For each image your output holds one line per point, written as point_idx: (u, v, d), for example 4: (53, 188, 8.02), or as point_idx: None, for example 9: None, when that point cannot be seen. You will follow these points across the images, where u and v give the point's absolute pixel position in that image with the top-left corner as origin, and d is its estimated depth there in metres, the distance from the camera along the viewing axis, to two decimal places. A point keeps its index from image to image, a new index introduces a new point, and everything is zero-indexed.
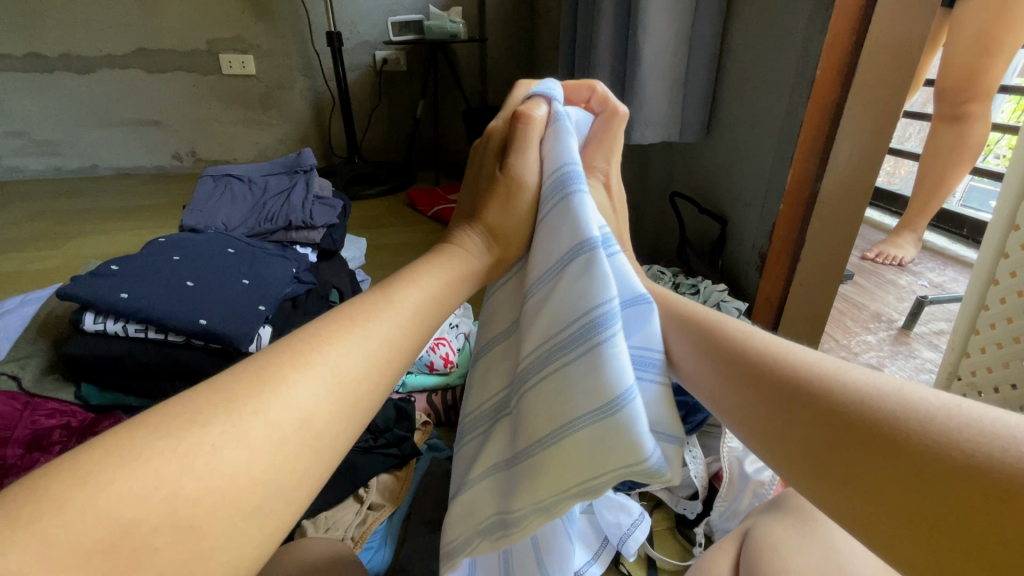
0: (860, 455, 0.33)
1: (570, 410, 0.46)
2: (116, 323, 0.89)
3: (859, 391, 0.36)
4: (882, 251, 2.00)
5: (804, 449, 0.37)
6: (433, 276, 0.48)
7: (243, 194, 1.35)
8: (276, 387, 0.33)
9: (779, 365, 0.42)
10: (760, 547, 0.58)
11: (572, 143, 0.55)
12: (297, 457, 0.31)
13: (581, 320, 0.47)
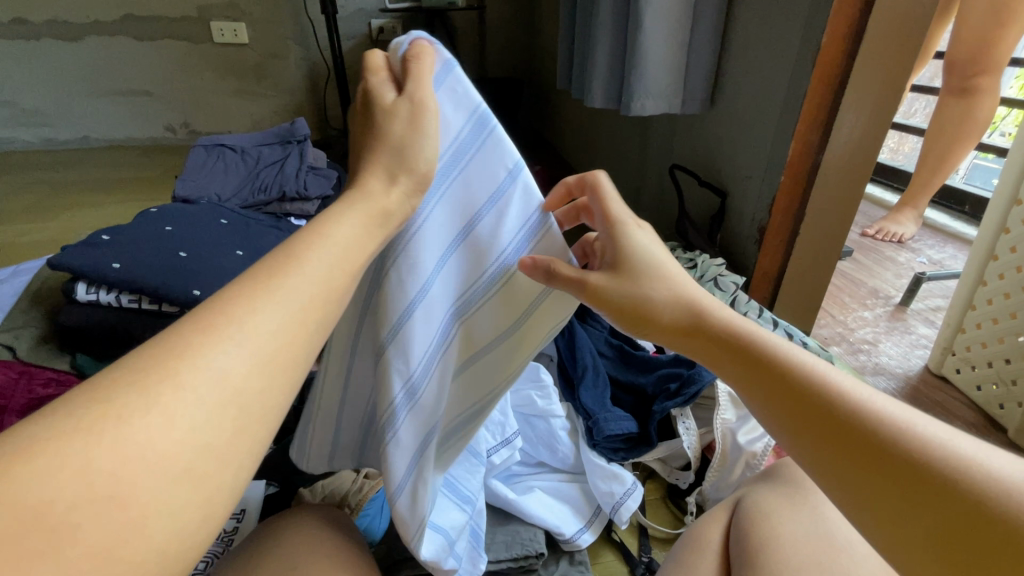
0: (907, 485, 0.35)
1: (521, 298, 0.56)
2: (109, 293, 0.89)
3: (891, 417, 0.38)
4: (883, 228, 1.96)
5: (852, 472, 0.38)
6: (343, 225, 0.41)
7: (236, 164, 1.33)
8: (184, 352, 0.30)
9: (811, 379, 0.41)
10: (750, 514, 0.59)
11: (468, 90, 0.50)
12: (221, 418, 0.30)
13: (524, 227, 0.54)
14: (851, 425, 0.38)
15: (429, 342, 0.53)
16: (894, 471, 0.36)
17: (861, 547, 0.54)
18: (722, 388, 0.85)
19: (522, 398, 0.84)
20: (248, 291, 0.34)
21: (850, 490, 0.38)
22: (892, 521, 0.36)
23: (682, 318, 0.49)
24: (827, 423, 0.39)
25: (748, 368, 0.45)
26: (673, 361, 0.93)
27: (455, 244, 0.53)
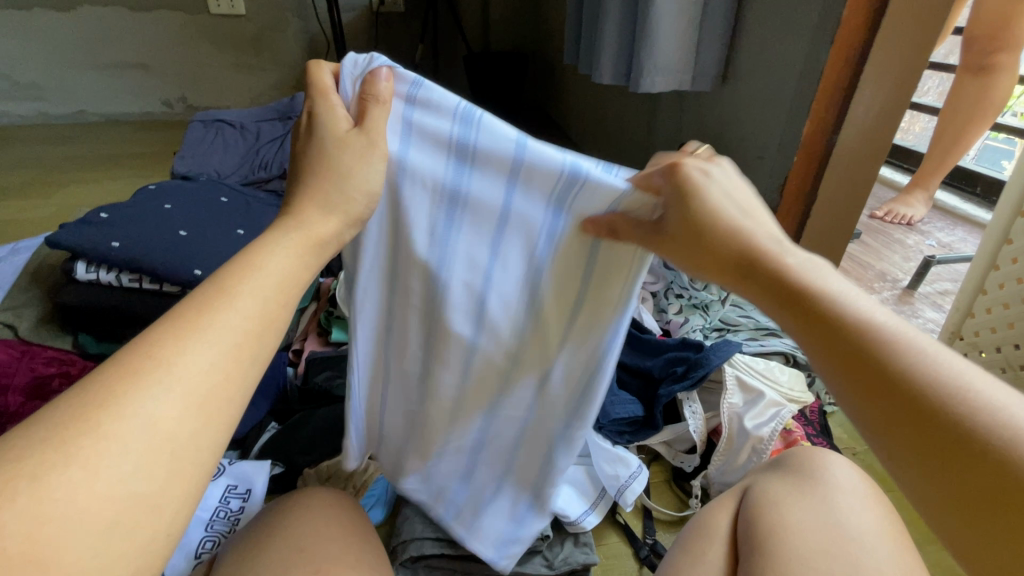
0: (940, 451, 0.33)
1: (581, 265, 0.53)
2: (109, 272, 0.87)
3: (937, 375, 0.34)
4: (890, 210, 1.95)
5: (893, 437, 0.35)
6: (273, 257, 0.39)
7: (235, 140, 1.30)
8: (109, 403, 0.30)
9: (864, 332, 0.37)
10: (757, 502, 0.59)
11: (435, 98, 0.48)
12: (154, 464, 0.30)
13: (558, 186, 0.50)
14: (891, 386, 0.35)
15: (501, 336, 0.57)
16: (934, 435, 0.33)
17: (870, 536, 0.53)
18: (729, 372, 0.84)
19: None
20: (180, 320, 0.34)
21: (876, 438, 0.36)
22: (931, 490, 0.34)
23: (733, 251, 0.43)
24: (869, 380, 0.36)
25: (795, 315, 0.40)
26: (680, 345, 0.92)
27: (504, 234, 0.53)
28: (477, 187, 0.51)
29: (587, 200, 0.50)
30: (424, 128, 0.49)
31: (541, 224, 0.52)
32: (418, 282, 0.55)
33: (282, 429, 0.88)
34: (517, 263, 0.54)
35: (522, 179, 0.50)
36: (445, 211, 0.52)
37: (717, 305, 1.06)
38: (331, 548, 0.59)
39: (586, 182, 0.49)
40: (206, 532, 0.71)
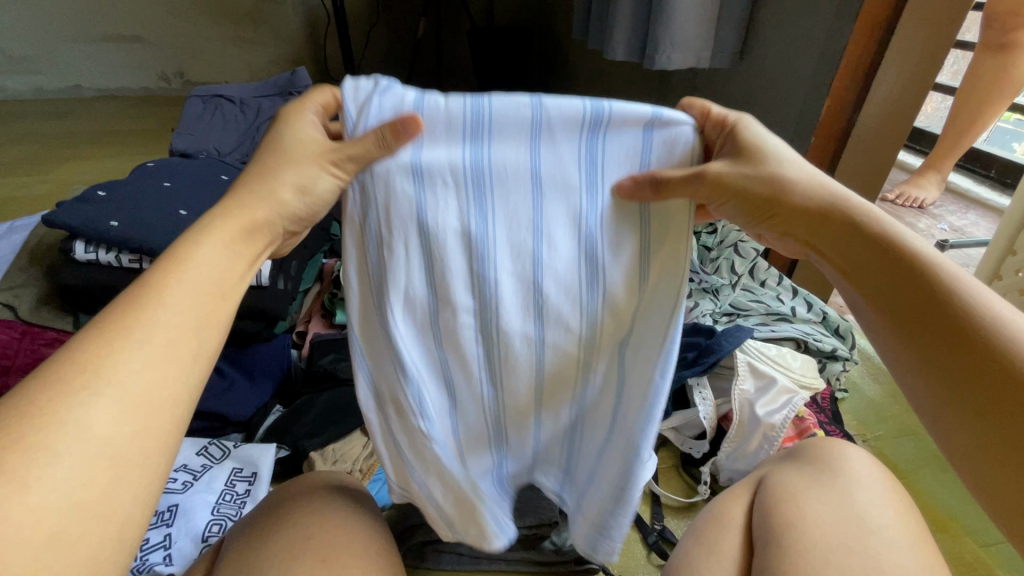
0: (961, 366, 0.40)
1: (627, 231, 0.49)
2: (108, 252, 0.85)
3: (968, 304, 0.41)
4: (904, 194, 1.89)
5: (923, 355, 0.42)
6: (196, 268, 0.41)
7: (234, 116, 1.26)
8: (44, 420, 0.32)
9: (910, 263, 0.44)
10: (775, 493, 0.58)
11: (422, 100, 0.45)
12: (92, 470, 0.33)
13: (582, 132, 0.46)
14: (933, 318, 0.42)
15: (560, 328, 0.51)
16: (963, 362, 0.40)
17: (891, 530, 0.52)
18: (741, 358, 0.83)
19: None
20: (100, 334, 0.36)
21: (908, 356, 0.43)
22: (955, 407, 0.40)
23: (809, 198, 0.48)
24: (918, 312, 0.43)
25: (860, 254, 0.46)
26: (691, 330, 0.91)
27: (542, 213, 0.48)
28: (497, 161, 0.46)
29: (618, 140, 0.47)
30: (433, 108, 0.45)
31: (574, 186, 0.48)
32: (464, 294, 0.49)
33: (287, 411, 0.88)
34: (563, 248, 0.49)
35: (546, 139, 0.46)
36: (468, 195, 0.47)
37: (727, 289, 1.05)
38: (340, 535, 0.59)
39: (613, 119, 0.46)
40: (213, 515, 0.71)
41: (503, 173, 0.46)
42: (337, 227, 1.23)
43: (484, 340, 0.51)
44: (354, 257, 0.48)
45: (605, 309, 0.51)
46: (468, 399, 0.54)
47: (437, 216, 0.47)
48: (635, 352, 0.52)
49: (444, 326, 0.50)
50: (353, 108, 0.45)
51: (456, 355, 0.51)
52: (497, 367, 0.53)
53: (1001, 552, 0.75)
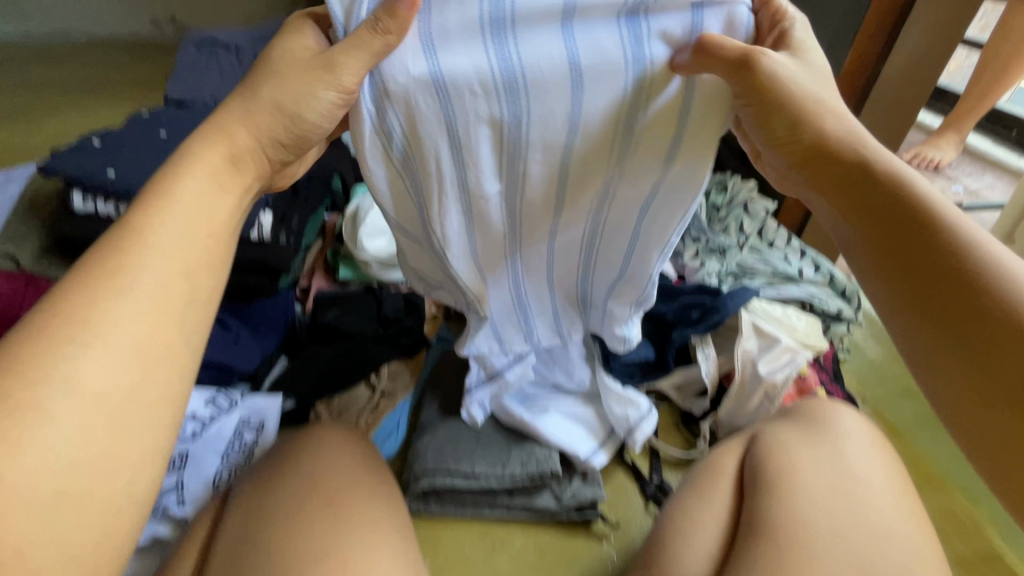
0: (946, 319, 0.47)
1: (657, 102, 0.53)
2: (107, 203, 0.84)
3: (968, 250, 0.47)
4: (919, 154, 1.84)
5: (921, 301, 0.48)
6: (190, 184, 0.48)
7: (231, 64, 1.22)
8: (78, 344, 0.40)
9: (903, 205, 0.50)
10: (768, 443, 0.59)
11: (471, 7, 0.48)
12: (118, 390, 0.41)
13: (620, 13, 0.49)
14: (941, 270, 0.48)
15: (591, 180, 0.59)
16: (969, 319, 0.46)
17: (876, 481, 0.55)
18: (745, 318, 0.83)
19: None
20: (105, 268, 0.43)
21: (906, 316, 0.49)
22: (946, 368, 0.47)
23: (824, 120, 0.53)
24: (913, 258, 0.49)
25: (862, 197, 0.51)
26: (696, 290, 0.90)
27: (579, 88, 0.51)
28: (534, 54, 0.49)
29: (663, 23, 0.50)
30: (488, 4, 0.48)
31: (613, 67, 0.51)
32: (490, 151, 0.54)
33: (292, 364, 0.88)
34: (592, 121, 0.53)
35: (579, 21, 0.49)
36: (499, 95, 0.51)
37: (735, 250, 1.03)
38: (348, 481, 0.60)
39: (655, 4, 0.49)
40: (222, 462, 0.73)
41: (541, 66, 0.50)
42: (338, 181, 1.20)
43: (509, 203, 0.59)
44: (377, 164, 0.54)
45: (633, 162, 0.57)
46: (497, 252, 0.64)
47: (460, 134, 0.52)
48: (656, 214, 0.60)
49: (475, 187, 0.56)
50: (341, 11, 0.48)
51: (481, 224, 0.60)
52: (522, 223, 0.62)
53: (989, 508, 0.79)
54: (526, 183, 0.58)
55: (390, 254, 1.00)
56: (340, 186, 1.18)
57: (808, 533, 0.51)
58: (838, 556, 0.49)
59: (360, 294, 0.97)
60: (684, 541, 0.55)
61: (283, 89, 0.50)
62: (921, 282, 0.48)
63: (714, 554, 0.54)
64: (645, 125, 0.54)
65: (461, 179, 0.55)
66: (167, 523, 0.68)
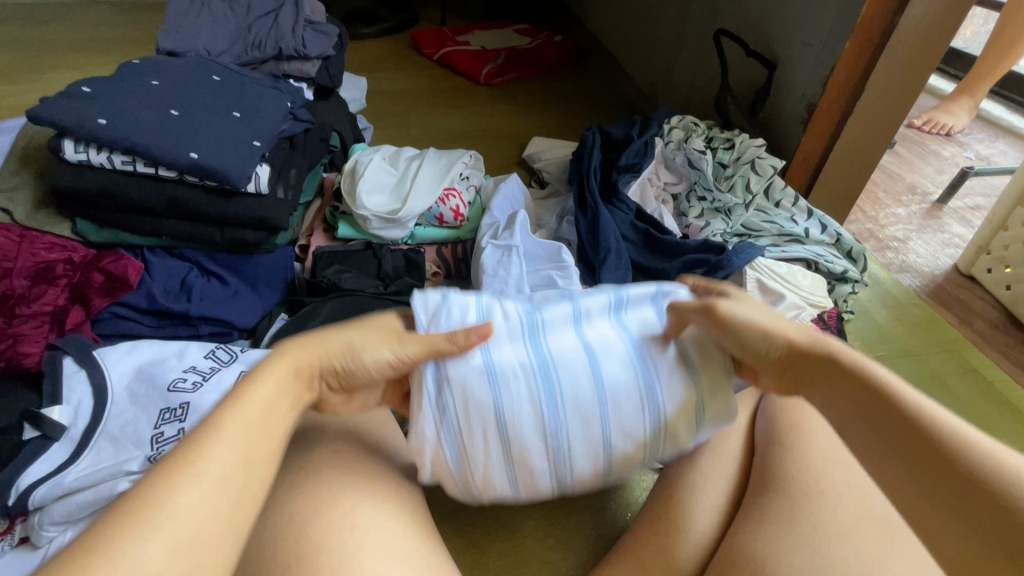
0: (957, 504, 0.40)
1: (662, 352, 0.56)
2: (99, 153, 0.82)
3: (960, 443, 0.41)
4: (931, 119, 1.82)
5: (926, 491, 0.40)
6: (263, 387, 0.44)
7: (224, 13, 1.18)
8: (145, 525, 0.35)
9: (890, 399, 0.44)
10: (779, 401, 0.65)
11: (462, 300, 0.55)
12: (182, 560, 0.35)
13: (609, 305, 0.58)
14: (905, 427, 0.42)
15: (620, 372, 0.54)
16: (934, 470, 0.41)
17: None
18: (750, 275, 0.82)
19: (541, 277, 0.83)
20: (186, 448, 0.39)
21: (889, 478, 0.42)
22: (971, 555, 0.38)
23: (780, 351, 0.51)
24: (891, 425, 0.43)
25: (833, 377, 0.47)
26: (701, 247, 0.88)
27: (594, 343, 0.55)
28: (553, 332, 0.55)
29: (640, 312, 0.58)
30: (488, 311, 0.55)
31: (611, 323, 0.57)
32: (533, 439, 0.53)
33: (292, 320, 0.87)
34: (620, 400, 0.54)
35: (586, 319, 0.57)
36: (523, 335, 0.54)
37: (740, 209, 1.00)
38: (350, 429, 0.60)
39: (630, 295, 0.59)
40: None
41: (555, 329, 0.55)
42: (335, 138, 1.17)
43: (550, 460, 0.54)
44: (424, 425, 0.52)
45: (662, 362, 0.55)
46: (542, 466, 0.54)
47: (498, 380, 0.52)
48: (688, 394, 0.55)
49: (521, 471, 0.54)
50: (425, 317, 0.53)
51: (517, 446, 0.53)
52: (560, 466, 0.54)
53: None
54: (564, 445, 0.53)
55: (389, 210, 0.98)
56: (338, 144, 1.16)
57: (815, 491, 0.56)
58: (836, 508, 0.54)
59: (361, 252, 0.97)
60: (698, 501, 0.59)
61: (360, 336, 0.50)
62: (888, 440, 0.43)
63: (722, 510, 0.59)
64: (673, 415, 0.55)
65: (506, 446, 0.53)
66: None
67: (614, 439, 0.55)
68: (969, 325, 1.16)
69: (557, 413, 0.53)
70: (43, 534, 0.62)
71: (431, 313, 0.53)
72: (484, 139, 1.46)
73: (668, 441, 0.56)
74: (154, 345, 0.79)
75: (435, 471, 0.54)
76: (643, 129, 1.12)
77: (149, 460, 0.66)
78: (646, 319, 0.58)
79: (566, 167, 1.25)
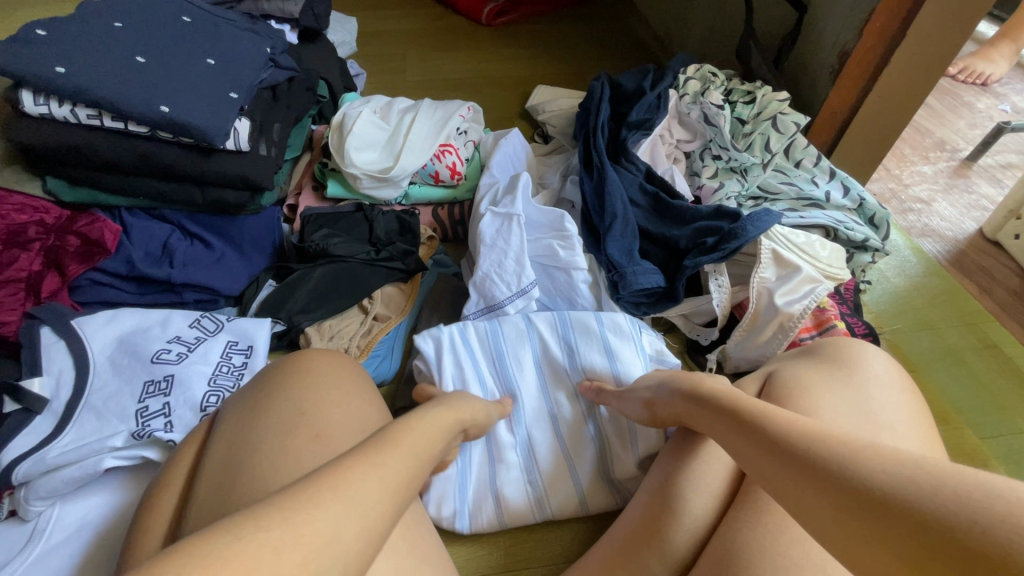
0: None
1: (598, 363, 0.71)
2: (61, 106, 0.75)
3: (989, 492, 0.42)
4: (967, 67, 1.69)
5: None
6: (420, 427, 0.51)
7: None
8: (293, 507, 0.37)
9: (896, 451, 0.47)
10: (790, 381, 0.58)
11: (458, 336, 0.69)
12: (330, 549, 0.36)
13: (556, 327, 0.72)
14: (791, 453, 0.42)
15: (564, 384, 0.70)
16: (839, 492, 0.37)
17: (902, 423, 0.54)
18: (767, 245, 0.76)
19: (540, 248, 0.79)
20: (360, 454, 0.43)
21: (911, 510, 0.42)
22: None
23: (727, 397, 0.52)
24: (784, 452, 0.42)
25: (710, 418, 0.52)
26: (713, 214, 0.82)
27: (546, 360, 0.71)
28: (510, 347, 0.71)
29: (584, 331, 0.72)
30: (469, 335, 0.70)
31: (559, 346, 0.72)
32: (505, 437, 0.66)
33: (278, 287, 0.83)
34: (569, 407, 0.69)
35: (538, 340, 0.72)
36: (491, 356, 0.70)
37: (757, 169, 0.93)
38: (335, 412, 0.57)
39: (573, 315, 0.73)
40: (210, 385, 0.70)
41: (515, 349, 0.71)
42: (323, 87, 1.09)
43: (521, 461, 0.66)
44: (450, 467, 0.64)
45: (597, 372, 0.70)
46: (518, 467, 0.66)
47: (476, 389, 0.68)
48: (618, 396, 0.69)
49: (502, 485, 0.64)
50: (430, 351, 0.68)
51: (494, 449, 0.66)
52: (531, 462, 0.66)
53: (996, 446, 0.75)
54: (531, 445, 0.67)
55: (381, 168, 0.92)
56: (326, 94, 1.08)
57: None
58: None
59: (351, 214, 0.92)
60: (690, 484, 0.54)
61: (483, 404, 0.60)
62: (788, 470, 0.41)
63: (720, 493, 0.54)
64: (614, 431, 0.67)
65: (489, 458, 0.66)
66: (155, 445, 0.64)
67: (567, 444, 0.67)
68: (989, 295, 1.11)
69: (518, 423, 0.68)
70: (31, 509, 0.60)
71: (436, 347, 0.68)
72: (484, 87, 1.37)
73: (617, 437, 0.67)
74: (137, 313, 0.76)
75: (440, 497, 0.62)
76: (657, 79, 1.02)
77: (134, 435, 0.63)
78: (588, 332, 0.72)
79: (571, 120, 1.17)
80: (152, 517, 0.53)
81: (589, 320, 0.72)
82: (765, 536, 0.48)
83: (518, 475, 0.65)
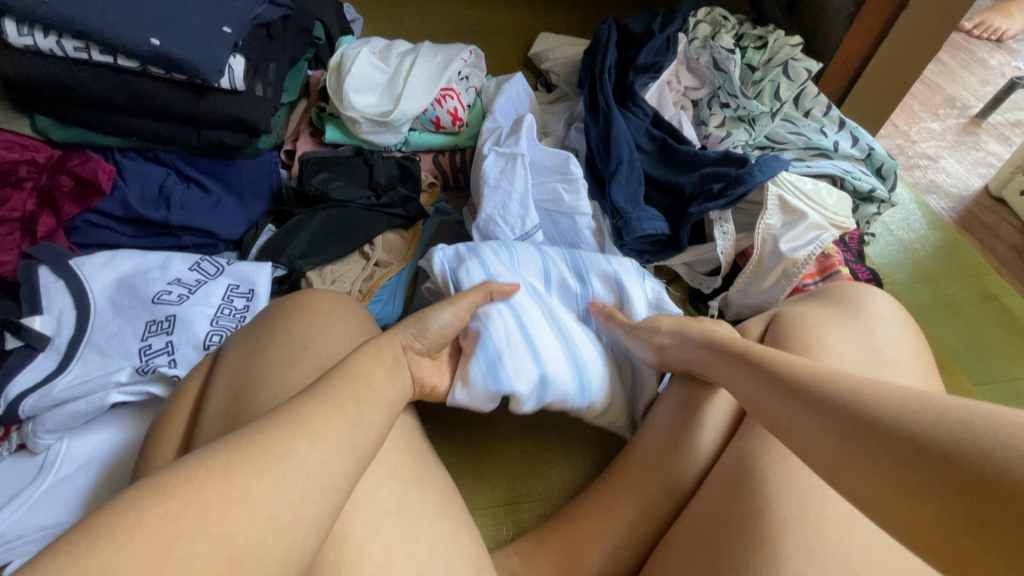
0: None
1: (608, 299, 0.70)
2: (47, 37, 0.72)
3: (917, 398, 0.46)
4: (983, 22, 1.65)
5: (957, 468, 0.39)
6: (379, 372, 0.48)
7: None
8: (285, 452, 0.37)
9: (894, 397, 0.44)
10: (794, 321, 0.58)
11: (474, 251, 0.67)
12: (304, 490, 0.37)
13: (570, 258, 0.71)
14: (798, 391, 0.42)
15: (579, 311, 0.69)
16: (841, 421, 0.37)
17: (903, 362, 0.54)
18: (773, 191, 0.75)
19: (544, 191, 0.78)
20: (327, 402, 0.42)
21: None
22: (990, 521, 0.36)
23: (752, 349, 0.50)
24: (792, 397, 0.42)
25: (726, 367, 0.52)
26: (720, 160, 0.80)
27: (561, 286, 0.70)
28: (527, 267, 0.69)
29: (597, 265, 0.71)
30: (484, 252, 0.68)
31: (573, 276, 0.70)
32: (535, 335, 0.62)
33: (278, 232, 0.82)
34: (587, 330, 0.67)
35: (553, 266, 0.70)
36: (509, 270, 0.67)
37: (766, 119, 0.91)
38: (340, 349, 0.57)
39: (584, 251, 0.72)
40: (212, 325, 0.70)
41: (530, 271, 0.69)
42: (319, 28, 1.05)
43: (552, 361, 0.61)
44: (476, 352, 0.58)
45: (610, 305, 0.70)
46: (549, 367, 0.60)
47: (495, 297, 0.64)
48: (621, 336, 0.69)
49: (534, 382, 0.59)
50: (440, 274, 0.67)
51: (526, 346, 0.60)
52: (562, 364, 0.61)
53: (991, 392, 0.76)
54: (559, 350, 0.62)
55: (380, 111, 0.89)
56: (322, 36, 1.04)
57: None
58: None
59: (349, 158, 0.90)
60: (694, 420, 0.56)
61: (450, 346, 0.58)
62: (789, 404, 0.42)
63: (722, 429, 0.56)
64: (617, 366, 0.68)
65: (524, 348, 0.60)
66: (160, 381, 0.65)
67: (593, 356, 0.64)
68: (991, 251, 1.11)
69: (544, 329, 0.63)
70: (39, 441, 0.61)
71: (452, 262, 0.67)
72: (485, 35, 1.32)
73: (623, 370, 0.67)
74: (135, 254, 0.75)
75: (473, 386, 0.58)
76: (666, 22, 0.98)
77: (138, 371, 0.64)
78: (600, 267, 0.71)
79: (575, 68, 1.13)
80: (159, 451, 0.53)
81: (598, 256, 0.72)
82: (765, 469, 0.49)
83: (548, 374, 0.60)
